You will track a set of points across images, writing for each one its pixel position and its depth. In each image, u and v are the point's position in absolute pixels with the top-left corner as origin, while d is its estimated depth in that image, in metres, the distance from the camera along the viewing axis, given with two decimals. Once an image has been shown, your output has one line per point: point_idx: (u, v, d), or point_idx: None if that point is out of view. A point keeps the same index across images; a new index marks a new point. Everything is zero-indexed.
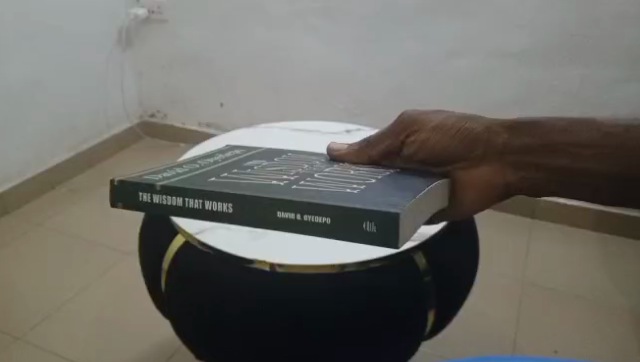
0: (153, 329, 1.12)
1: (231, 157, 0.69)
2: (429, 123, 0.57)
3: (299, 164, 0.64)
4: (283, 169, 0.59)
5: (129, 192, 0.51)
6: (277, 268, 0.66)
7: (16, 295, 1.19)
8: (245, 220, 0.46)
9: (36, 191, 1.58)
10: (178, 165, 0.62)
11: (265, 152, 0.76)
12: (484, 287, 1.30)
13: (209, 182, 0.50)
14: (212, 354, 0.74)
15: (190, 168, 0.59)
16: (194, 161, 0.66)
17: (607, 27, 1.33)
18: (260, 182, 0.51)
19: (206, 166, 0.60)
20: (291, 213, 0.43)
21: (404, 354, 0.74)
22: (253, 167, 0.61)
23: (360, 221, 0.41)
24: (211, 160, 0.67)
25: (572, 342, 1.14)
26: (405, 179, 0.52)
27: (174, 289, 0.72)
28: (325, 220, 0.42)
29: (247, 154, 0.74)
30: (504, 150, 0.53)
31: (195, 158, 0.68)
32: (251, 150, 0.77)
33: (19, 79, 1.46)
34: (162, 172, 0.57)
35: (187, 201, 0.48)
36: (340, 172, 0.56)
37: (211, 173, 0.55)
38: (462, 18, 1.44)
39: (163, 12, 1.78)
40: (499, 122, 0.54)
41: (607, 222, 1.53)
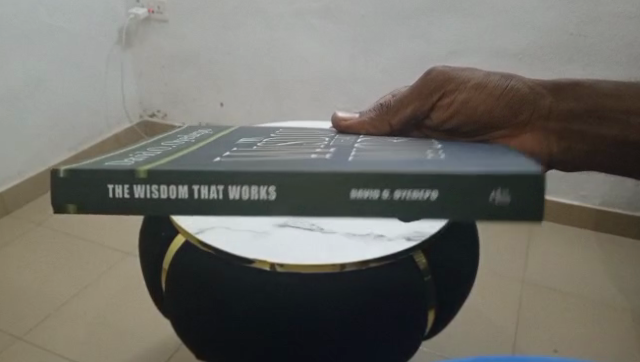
0: (154, 329, 1.11)
1: (199, 139, 0.66)
2: (466, 83, 0.65)
3: (299, 142, 0.61)
4: (309, 145, 0.58)
5: (95, 185, 0.42)
6: (277, 268, 0.66)
7: (16, 295, 1.19)
8: (293, 202, 0.41)
9: (35, 191, 1.58)
10: (144, 150, 0.58)
11: (238, 132, 0.73)
12: (484, 286, 1.30)
13: (207, 163, 0.43)
14: (212, 354, 0.74)
15: (162, 153, 0.53)
16: (159, 144, 0.62)
17: (607, 26, 1.33)
18: (292, 159, 0.46)
19: (180, 150, 0.54)
20: (375, 192, 0.40)
21: (404, 354, 0.74)
22: (254, 146, 0.59)
23: (487, 185, 0.38)
24: (181, 142, 0.64)
25: (573, 342, 1.14)
26: (468, 153, 0.50)
27: (175, 288, 0.72)
28: (432, 195, 0.39)
29: (215, 134, 0.71)
30: (549, 113, 0.65)
31: (158, 142, 0.64)
32: (219, 131, 0.74)
33: (19, 78, 1.46)
34: (131, 158, 0.49)
35: (196, 190, 0.41)
36: (371, 148, 0.54)
37: (210, 156, 0.50)
38: (462, 18, 1.44)
39: (163, 12, 1.78)
40: (542, 87, 0.66)
41: (607, 221, 1.53)
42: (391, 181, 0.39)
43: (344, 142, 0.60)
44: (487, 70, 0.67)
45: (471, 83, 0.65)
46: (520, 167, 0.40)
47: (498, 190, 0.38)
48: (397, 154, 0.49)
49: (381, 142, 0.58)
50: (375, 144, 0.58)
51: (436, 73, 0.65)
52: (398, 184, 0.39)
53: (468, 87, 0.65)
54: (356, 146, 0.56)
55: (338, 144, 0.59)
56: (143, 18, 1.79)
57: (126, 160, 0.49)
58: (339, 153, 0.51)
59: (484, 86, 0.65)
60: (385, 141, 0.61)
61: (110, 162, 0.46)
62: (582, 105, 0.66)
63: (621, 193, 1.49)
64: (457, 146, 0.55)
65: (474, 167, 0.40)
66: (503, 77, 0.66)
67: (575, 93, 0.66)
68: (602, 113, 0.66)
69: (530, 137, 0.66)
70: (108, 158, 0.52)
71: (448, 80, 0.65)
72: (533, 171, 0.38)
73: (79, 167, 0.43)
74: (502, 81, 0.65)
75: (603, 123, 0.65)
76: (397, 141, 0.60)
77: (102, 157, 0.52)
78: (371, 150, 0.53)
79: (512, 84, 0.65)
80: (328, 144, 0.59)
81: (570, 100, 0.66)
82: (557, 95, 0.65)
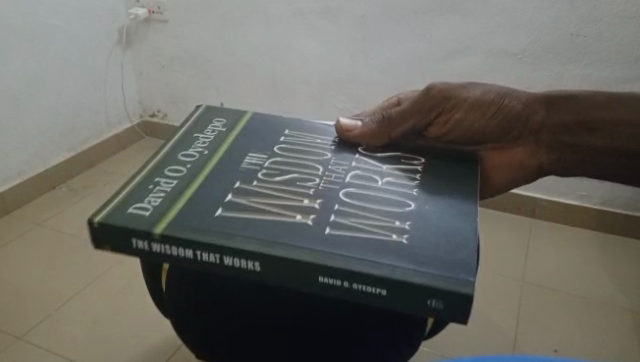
0: (154, 329, 1.12)
1: (213, 145, 0.65)
2: (463, 101, 0.69)
3: (300, 168, 0.61)
4: (305, 181, 0.58)
5: (122, 236, 0.50)
6: None
7: (16, 295, 1.19)
8: (267, 276, 0.47)
9: (36, 191, 1.58)
10: (167, 163, 0.60)
11: (251, 130, 0.69)
12: (483, 286, 1.30)
13: (214, 225, 0.50)
14: (211, 352, 0.74)
15: (180, 183, 0.56)
16: (177, 156, 0.62)
17: (607, 26, 1.33)
18: (275, 221, 0.50)
19: (197, 177, 0.58)
20: (337, 280, 0.46)
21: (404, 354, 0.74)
22: (257, 175, 0.59)
23: (425, 294, 0.44)
24: (196, 151, 0.63)
25: (573, 342, 1.14)
26: (433, 219, 0.53)
27: (171, 288, 0.71)
28: (381, 292, 0.45)
29: (231, 134, 0.68)
30: (539, 127, 0.68)
31: (175, 147, 0.64)
32: (234, 125, 0.70)
33: (19, 78, 1.46)
34: (154, 194, 0.54)
35: (198, 255, 0.48)
36: (357, 199, 0.55)
37: (215, 202, 0.53)
38: (463, 18, 1.44)
39: (162, 12, 1.78)
40: (535, 100, 0.68)
41: (606, 222, 1.53)
42: (347, 274, 0.45)
43: (343, 174, 0.60)
44: (485, 87, 0.71)
45: (467, 101, 0.69)
46: (455, 278, 0.44)
47: (433, 301, 0.44)
48: (374, 218, 0.52)
49: (370, 181, 0.60)
50: (366, 187, 0.58)
51: (435, 90, 0.69)
52: (354, 278, 0.45)
53: (463, 106, 0.69)
54: (347, 190, 0.57)
55: (336, 179, 0.59)
56: (142, 18, 1.79)
57: (150, 196, 0.54)
58: (322, 212, 0.53)
59: (479, 105, 0.69)
60: (377, 171, 0.62)
61: (137, 203, 0.53)
62: (574, 117, 0.66)
63: (621, 193, 1.50)
64: (435, 195, 0.57)
65: (416, 272, 0.45)
66: (498, 94, 0.69)
67: (569, 103, 0.67)
68: (595, 124, 0.65)
69: (521, 149, 0.69)
70: (137, 179, 0.56)
71: (446, 97, 0.69)
72: (464, 291, 0.43)
73: (111, 217, 0.50)
74: (497, 99, 0.69)
75: (595, 133, 0.65)
76: (387, 179, 0.60)
77: (132, 180, 0.56)
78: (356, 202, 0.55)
79: (506, 101, 0.69)
80: (325, 179, 0.59)
81: (563, 112, 0.67)
82: (549, 108, 0.67)
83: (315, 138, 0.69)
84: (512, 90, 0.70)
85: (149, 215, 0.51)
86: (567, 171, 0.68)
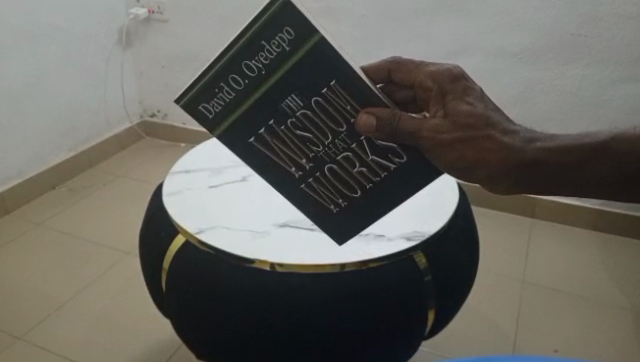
0: (154, 328, 1.12)
1: (274, 65, 0.58)
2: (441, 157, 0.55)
3: (315, 131, 0.62)
4: (312, 146, 0.63)
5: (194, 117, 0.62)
6: (276, 268, 0.67)
7: (15, 295, 1.19)
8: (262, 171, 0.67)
9: (35, 191, 1.57)
10: (234, 67, 0.58)
11: (313, 63, 0.58)
12: (483, 286, 1.30)
13: (246, 145, 0.64)
14: (212, 354, 0.75)
15: (237, 98, 0.61)
16: (239, 65, 0.58)
17: (607, 26, 1.33)
18: (273, 165, 0.65)
19: (249, 97, 0.61)
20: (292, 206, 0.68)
21: (404, 354, 0.75)
22: (286, 121, 0.62)
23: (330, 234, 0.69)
24: (257, 65, 0.58)
25: (572, 342, 1.14)
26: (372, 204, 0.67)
27: (174, 288, 0.72)
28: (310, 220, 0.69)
29: (293, 56, 0.57)
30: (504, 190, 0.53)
31: (245, 49, 0.57)
32: (299, 47, 0.57)
33: (19, 78, 1.46)
34: (217, 97, 0.61)
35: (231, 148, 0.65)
36: (336, 173, 0.65)
37: (251, 122, 0.62)
38: (462, 18, 1.44)
39: (163, 12, 1.78)
40: (510, 168, 0.50)
41: (606, 222, 1.53)
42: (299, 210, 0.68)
43: (338, 151, 0.63)
44: (474, 146, 0.51)
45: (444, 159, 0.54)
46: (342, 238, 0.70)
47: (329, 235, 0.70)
48: (339, 181, 0.66)
49: (350, 164, 0.64)
50: (344, 168, 0.65)
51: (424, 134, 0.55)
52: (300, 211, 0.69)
53: (441, 159, 0.55)
54: (332, 166, 0.64)
55: (331, 151, 0.63)
56: (143, 18, 1.80)
57: (212, 99, 0.61)
58: (307, 173, 0.65)
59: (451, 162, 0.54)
60: (363, 156, 0.64)
61: (205, 100, 0.61)
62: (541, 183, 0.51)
63: None
64: (387, 192, 0.66)
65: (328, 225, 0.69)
66: (473, 162, 0.52)
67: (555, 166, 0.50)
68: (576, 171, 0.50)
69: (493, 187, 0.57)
70: (209, 73, 0.60)
71: (429, 148, 0.55)
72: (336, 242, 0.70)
73: (190, 107, 0.62)
74: (468, 170, 0.53)
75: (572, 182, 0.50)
76: (362, 170, 0.64)
77: (201, 74, 0.60)
78: (339, 169, 0.65)
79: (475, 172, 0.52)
80: (325, 149, 0.63)
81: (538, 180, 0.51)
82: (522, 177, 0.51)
83: (349, 103, 0.60)
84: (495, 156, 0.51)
85: (212, 117, 0.62)
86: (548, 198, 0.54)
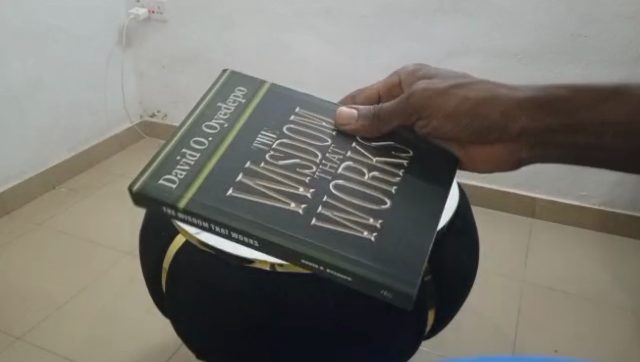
0: (154, 328, 1.12)
1: (234, 119, 0.68)
2: (439, 110, 0.69)
3: (303, 155, 0.64)
4: (304, 169, 0.62)
5: (156, 204, 0.56)
6: (276, 268, 0.66)
7: (15, 295, 1.19)
8: (270, 251, 0.54)
9: (35, 191, 1.57)
10: (192, 134, 0.64)
11: (270, 103, 0.72)
12: (483, 286, 1.30)
13: (228, 206, 0.55)
14: (212, 354, 0.75)
15: (203, 157, 0.61)
16: (200, 127, 0.65)
17: (607, 26, 1.33)
18: (274, 213, 0.56)
19: (215, 155, 0.61)
20: (316, 263, 0.53)
21: (404, 354, 0.75)
22: (264, 157, 0.62)
23: (379, 285, 0.51)
24: (217, 123, 0.66)
25: (572, 342, 1.14)
26: (401, 225, 0.57)
27: (175, 288, 0.72)
28: (346, 278, 0.52)
29: (250, 103, 0.71)
30: (518, 133, 0.66)
31: (202, 114, 0.67)
32: (253, 96, 0.73)
33: (19, 79, 1.46)
34: (180, 167, 0.59)
35: (214, 226, 0.55)
36: (347, 192, 0.60)
37: (227, 177, 0.59)
38: (462, 18, 1.44)
39: (163, 13, 1.78)
40: (519, 104, 0.65)
41: (606, 222, 1.53)
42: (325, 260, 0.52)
43: (337, 165, 0.64)
44: (463, 93, 0.69)
45: (443, 111, 0.69)
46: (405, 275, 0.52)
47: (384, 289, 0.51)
48: (358, 207, 0.58)
49: (358, 173, 0.63)
50: (354, 179, 0.62)
51: (413, 97, 0.71)
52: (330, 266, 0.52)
53: (441, 111, 0.69)
54: (338, 182, 0.61)
55: (330, 168, 0.63)
56: (143, 18, 1.79)
57: (176, 168, 0.59)
58: (313, 203, 0.58)
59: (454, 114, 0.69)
60: (368, 163, 0.66)
61: (164, 173, 0.57)
62: (555, 123, 0.64)
63: (622, 193, 1.50)
64: (412, 196, 0.62)
65: (366, 252, 0.53)
66: (474, 103, 0.68)
67: (563, 106, 0.64)
68: (581, 126, 0.62)
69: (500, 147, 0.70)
70: (170, 144, 0.62)
71: (427, 110, 0.70)
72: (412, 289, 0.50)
73: (144, 187, 0.56)
74: (470, 113, 0.68)
75: (582, 133, 0.62)
76: (373, 173, 0.64)
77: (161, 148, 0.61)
78: (344, 190, 0.60)
79: (487, 116, 0.67)
80: (321, 168, 0.63)
81: (548, 118, 0.64)
82: (532, 114, 0.65)
83: (321, 120, 0.72)
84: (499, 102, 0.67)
85: (177, 188, 0.56)
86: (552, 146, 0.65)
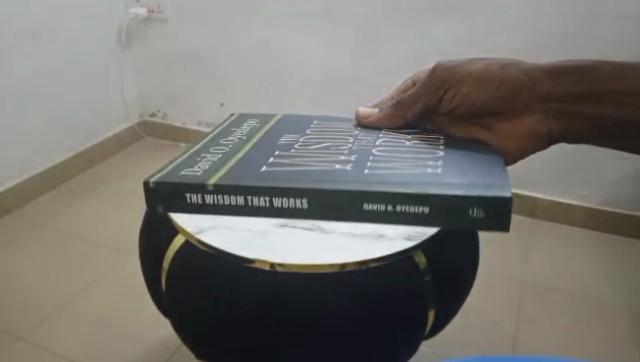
0: (153, 328, 1.11)
1: (249, 136, 0.74)
2: (468, 75, 0.68)
3: (335, 141, 0.70)
4: (338, 147, 0.67)
5: (178, 192, 0.58)
6: (277, 268, 0.65)
7: (15, 295, 1.19)
8: (319, 208, 0.55)
9: (35, 191, 1.57)
10: (209, 146, 0.70)
11: (283, 123, 0.80)
12: (484, 286, 1.30)
13: (267, 175, 0.59)
14: (212, 354, 0.75)
15: (224, 155, 0.66)
16: (218, 141, 0.72)
17: (607, 26, 1.33)
18: (328, 172, 0.59)
19: (234, 155, 0.66)
20: (380, 205, 0.54)
21: (403, 354, 0.74)
22: (289, 148, 0.68)
23: (467, 204, 0.52)
24: (234, 138, 0.74)
25: (573, 343, 1.14)
26: (462, 167, 0.60)
27: (175, 288, 0.71)
28: (423, 210, 0.53)
29: (264, 127, 0.78)
30: (543, 97, 0.68)
31: (216, 137, 0.74)
32: (265, 122, 0.80)
33: (18, 78, 1.45)
34: (200, 164, 0.63)
35: (250, 200, 0.57)
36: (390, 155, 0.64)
37: (257, 162, 0.63)
38: (463, 18, 1.44)
39: (163, 12, 1.78)
40: (540, 70, 0.69)
41: (607, 222, 1.53)
42: (392, 198, 0.54)
43: (373, 141, 0.69)
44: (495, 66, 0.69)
45: (473, 75, 0.68)
46: (491, 189, 0.53)
47: (475, 208, 0.52)
48: (407, 162, 0.61)
49: (398, 141, 0.69)
50: (396, 146, 0.67)
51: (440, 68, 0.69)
52: (400, 201, 0.53)
53: (468, 80, 0.68)
54: (382, 147, 0.66)
55: (366, 143, 0.69)
56: (143, 17, 1.79)
57: (196, 165, 0.63)
58: (358, 164, 0.61)
59: (483, 78, 0.68)
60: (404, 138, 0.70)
61: (186, 168, 0.62)
62: (578, 87, 0.67)
63: (622, 193, 1.50)
64: (461, 151, 0.65)
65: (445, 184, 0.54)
66: (501, 66, 0.69)
67: (579, 74, 0.68)
68: (608, 95, 0.66)
69: (530, 118, 0.68)
70: (188, 154, 0.67)
71: (455, 81, 0.68)
72: (503, 196, 0.51)
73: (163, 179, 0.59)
74: (498, 78, 0.68)
75: (606, 103, 0.66)
76: (414, 141, 0.69)
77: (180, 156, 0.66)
78: (388, 154, 0.64)
79: (524, 85, 0.68)
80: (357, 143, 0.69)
81: (571, 83, 0.67)
82: (554, 78, 0.68)
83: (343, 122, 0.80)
84: (522, 66, 0.69)
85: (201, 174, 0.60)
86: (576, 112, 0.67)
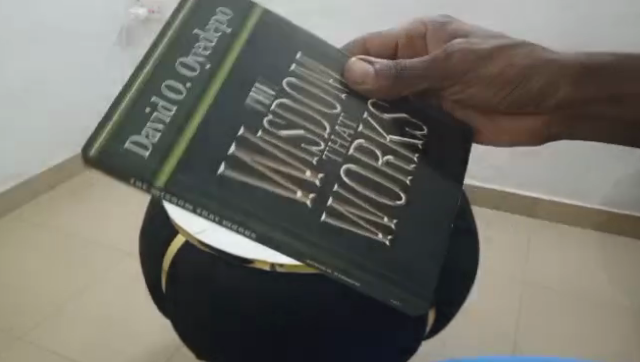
0: (154, 328, 1.12)
1: (215, 60, 0.50)
2: (482, 75, 0.68)
3: (307, 125, 0.52)
4: (312, 146, 0.51)
5: (133, 171, 0.39)
6: (276, 268, 0.66)
7: (15, 295, 1.18)
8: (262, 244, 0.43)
9: (35, 191, 1.57)
10: (163, 76, 0.46)
11: (269, 40, 0.56)
12: (484, 285, 1.30)
13: (222, 192, 0.43)
14: (213, 353, 0.74)
15: (181, 110, 0.45)
16: (175, 64, 0.48)
17: (606, 26, 1.34)
18: (277, 204, 0.45)
19: (196, 119, 0.46)
20: (323, 267, 0.43)
21: (404, 355, 0.74)
22: (262, 123, 0.49)
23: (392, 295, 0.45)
24: (196, 64, 0.48)
25: (574, 342, 1.14)
26: (415, 226, 0.51)
27: (176, 288, 0.71)
28: (357, 284, 0.44)
29: (236, 39, 0.53)
30: (554, 103, 0.69)
31: (170, 55, 0.48)
32: (236, 31, 0.54)
33: (20, 78, 1.45)
34: (151, 124, 0.43)
35: (204, 215, 0.41)
36: (356, 181, 0.51)
37: (223, 140, 0.46)
38: (464, 18, 1.44)
39: (163, 12, 1.83)
40: (564, 73, 0.66)
41: (606, 222, 1.54)
42: (339, 263, 0.44)
43: (347, 143, 0.53)
44: (507, 59, 0.68)
45: (485, 74, 0.68)
46: (411, 287, 0.46)
47: (396, 302, 0.45)
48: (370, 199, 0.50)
49: (371, 156, 0.54)
50: (366, 165, 0.53)
51: (454, 56, 0.67)
52: (341, 269, 0.43)
53: (485, 71, 0.68)
54: (349, 166, 0.52)
55: (339, 147, 0.53)
56: (143, 17, 1.82)
57: (143, 127, 0.42)
58: (324, 190, 0.48)
59: (501, 73, 0.68)
60: (379, 140, 0.56)
61: (131, 134, 0.41)
62: (598, 90, 0.66)
63: (621, 193, 1.50)
64: (425, 194, 0.54)
65: (391, 259, 0.47)
66: (523, 71, 0.67)
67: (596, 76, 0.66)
68: (621, 97, 0.66)
69: (532, 119, 0.73)
70: (131, 92, 0.44)
71: (465, 71, 0.68)
72: (418, 303, 0.46)
73: (105, 144, 0.40)
74: (519, 78, 0.68)
75: (617, 105, 0.67)
76: (388, 158, 0.55)
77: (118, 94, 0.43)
78: (355, 171, 0.52)
79: (529, 82, 0.68)
80: (330, 146, 0.52)
81: (591, 86, 0.66)
82: (576, 83, 0.66)
83: (328, 75, 0.59)
84: (550, 65, 0.67)
85: (151, 156, 0.41)
86: (573, 113, 0.70)
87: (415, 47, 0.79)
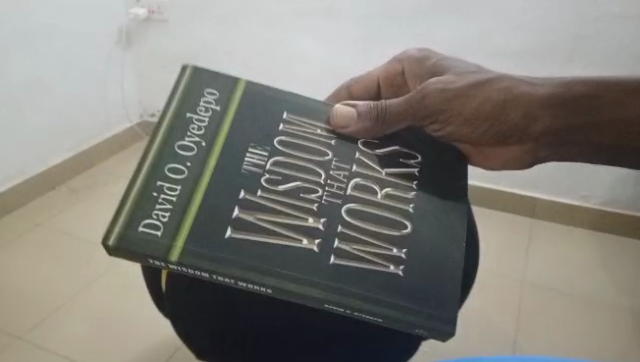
0: (154, 328, 1.12)
1: (210, 139, 0.53)
2: (459, 114, 0.61)
3: (306, 174, 0.53)
4: (309, 193, 0.51)
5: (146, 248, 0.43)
6: None
7: (14, 295, 1.18)
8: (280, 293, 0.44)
9: (36, 191, 1.57)
10: (164, 159, 0.49)
11: (253, 108, 0.58)
12: (483, 286, 1.30)
13: (235, 255, 0.43)
14: (213, 353, 0.74)
15: (182, 190, 0.47)
16: (171, 146, 0.51)
17: (607, 26, 1.34)
18: (287, 254, 0.45)
19: (196, 198, 0.47)
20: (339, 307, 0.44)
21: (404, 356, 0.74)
22: (260, 184, 0.50)
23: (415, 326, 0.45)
24: (192, 144, 0.51)
25: (572, 342, 1.14)
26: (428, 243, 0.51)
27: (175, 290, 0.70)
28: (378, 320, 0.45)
29: (226, 114, 0.56)
30: (537, 136, 0.59)
31: (168, 138, 0.51)
32: (225, 108, 0.56)
33: (20, 78, 1.45)
34: (160, 204, 0.45)
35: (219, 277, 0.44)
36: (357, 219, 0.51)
37: (225, 200, 0.47)
38: (464, 17, 1.44)
39: (163, 13, 1.79)
40: (544, 103, 0.58)
41: (606, 222, 1.54)
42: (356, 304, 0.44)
43: (344, 185, 0.54)
44: (483, 93, 0.61)
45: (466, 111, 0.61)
46: (438, 314, 0.45)
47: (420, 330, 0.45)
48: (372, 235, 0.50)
49: (369, 192, 0.54)
50: (366, 200, 0.53)
51: (428, 96, 0.62)
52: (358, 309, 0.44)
53: (461, 109, 0.61)
54: (350, 206, 0.52)
55: (338, 189, 0.53)
56: (143, 18, 1.79)
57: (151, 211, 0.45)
58: (328, 235, 0.48)
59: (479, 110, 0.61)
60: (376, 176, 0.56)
61: (144, 217, 0.44)
62: (572, 124, 0.57)
63: (621, 193, 1.50)
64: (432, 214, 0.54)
65: (410, 287, 0.46)
66: (502, 101, 0.59)
67: (582, 107, 0.56)
68: (600, 127, 0.56)
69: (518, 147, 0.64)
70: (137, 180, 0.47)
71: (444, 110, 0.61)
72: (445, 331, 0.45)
73: (124, 233, 0.43)
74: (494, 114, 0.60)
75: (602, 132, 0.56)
76: (386, 190, 0.55)
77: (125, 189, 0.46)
78: (356, 212, 0.51)
79: (507, 115, 0.60)
80: (329, 191, 0.53)
81: (569, 118, 0.57)
82: (553, 115, 0.57)
83: (315, 127, 0.60)
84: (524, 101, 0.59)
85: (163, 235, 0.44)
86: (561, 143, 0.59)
87: (395, 86, 0.76)
